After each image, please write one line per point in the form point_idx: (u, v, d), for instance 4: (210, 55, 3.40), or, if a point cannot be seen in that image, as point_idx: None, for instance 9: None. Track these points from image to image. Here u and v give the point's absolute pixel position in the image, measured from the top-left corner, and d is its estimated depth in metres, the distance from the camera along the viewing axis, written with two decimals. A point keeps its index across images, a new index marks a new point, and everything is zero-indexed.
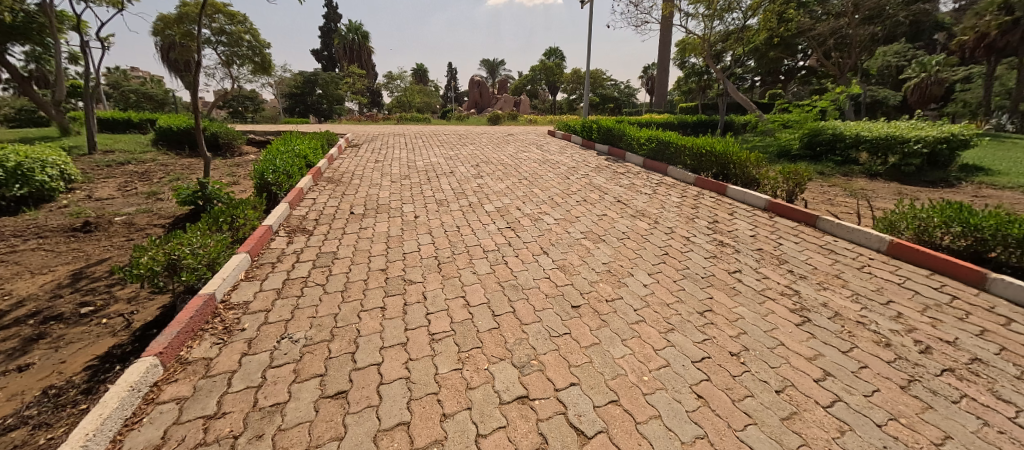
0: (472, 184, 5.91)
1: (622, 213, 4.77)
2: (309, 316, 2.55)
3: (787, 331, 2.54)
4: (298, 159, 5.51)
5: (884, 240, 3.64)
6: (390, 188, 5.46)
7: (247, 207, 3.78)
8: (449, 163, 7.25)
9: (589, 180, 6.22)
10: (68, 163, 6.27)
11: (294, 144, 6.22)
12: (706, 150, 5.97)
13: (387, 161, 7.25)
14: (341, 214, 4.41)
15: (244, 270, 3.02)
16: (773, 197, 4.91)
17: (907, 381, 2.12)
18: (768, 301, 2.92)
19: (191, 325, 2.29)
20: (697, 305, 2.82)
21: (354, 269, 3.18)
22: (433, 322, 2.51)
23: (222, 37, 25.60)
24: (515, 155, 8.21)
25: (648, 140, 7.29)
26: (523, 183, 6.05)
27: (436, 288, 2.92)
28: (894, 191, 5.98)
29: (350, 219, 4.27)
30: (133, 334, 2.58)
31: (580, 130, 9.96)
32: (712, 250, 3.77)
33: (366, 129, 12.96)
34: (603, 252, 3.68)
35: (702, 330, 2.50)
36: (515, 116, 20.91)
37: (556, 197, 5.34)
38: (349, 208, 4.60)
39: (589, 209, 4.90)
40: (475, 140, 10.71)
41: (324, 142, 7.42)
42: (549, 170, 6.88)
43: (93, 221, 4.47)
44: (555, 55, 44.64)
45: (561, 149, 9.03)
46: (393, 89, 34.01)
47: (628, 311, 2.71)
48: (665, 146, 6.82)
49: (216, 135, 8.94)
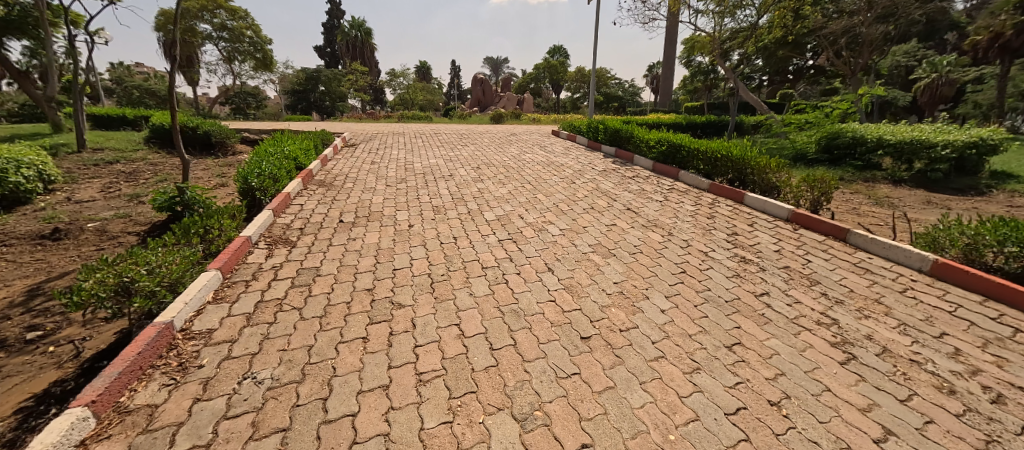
0: (472, 188, 5.58)
1: (632, 223, 4.42)
2: (279, 349, 2.21)
3: (831, 372, 2.21)
4: (287, 161, 5.19)
5: (927, 259, 3.27)
6: (385, 193, 5.13)
7: (224, 217, 3.45)
8: (448, 165, 6.93)
9: (595, 185, 5.87)
10: (48, 163, 5.97)
11: (284, 143, 5.89)
12: (722, 155, 5.57)
13: (383, 163, 6.92)
14: (329, 221, 4.08)
15: (213, 290, 2.69)
16: (796, 207, 4.54)
17: (984, 442, 1.77)
18: (804, 332, 2.58)
19: (139, 363, 1.96)
20: (724, 337, 2.48)
21: (337, 290, 2.85)
22: (422, 358, 2.17)
23: (223, 33, 25.32)
24: (517, 157, 7.87)
25: (657, 142, 6.89)
26: (526, 188, 5.72)
27: (427, 314, 2.58)
28: (923, 200, 5.60)
29: (338, 228, 3.94)
30: (79, 367, 2.25)
31: (585, 130, 9.59)
32: (734, 267, 3.42)
33: (366, 127, 12.66)
34: (614, 270, 3.33)
35: (733, 371, 2.16)
36: (518, 114, 20.56)
37: (561, 205, 5.00)
38: (339, 215, 4.28)
39: (596, 218, 4.56)
40: (477, 140, 10.38)
41: (318, 142, 7.07)
42: (553, 174, 6.55)
43: (64, 228, 4.15)
44: (559, 53, 44.17)
45: (565, 150, 8.68)
46: (396, 87, 33.67)
47: (646, 345, 2.37)
48: (677, 150, 6.42)
49: (208, 133, 8.66)
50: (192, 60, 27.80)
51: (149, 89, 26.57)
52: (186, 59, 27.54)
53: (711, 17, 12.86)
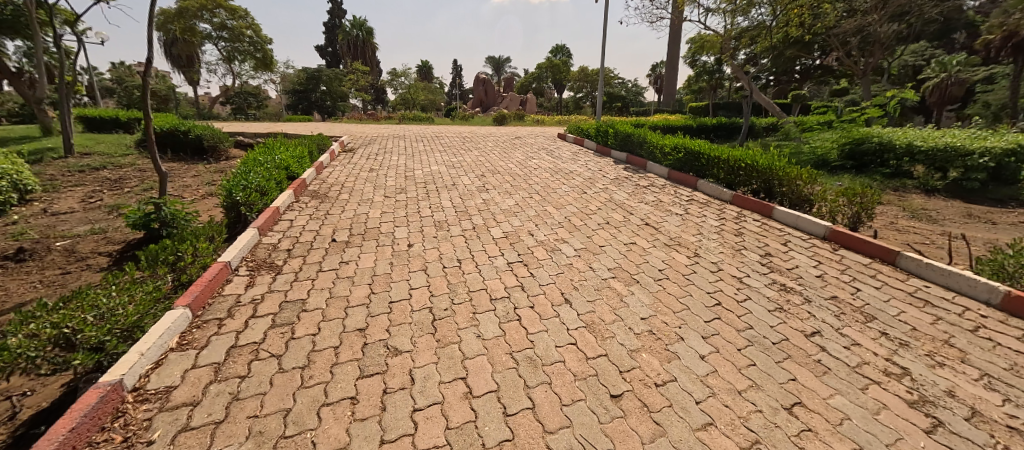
0: (476, 199, 5.20)
1: (653, 242, 4.02)
2: (249, 415, 1.82)
3: (919, 446, 1.81)
4: (277, 170, 4.80)
5: (997, 291, 2.87)
6: (382, 206, 4.74)
7: (199, 241, 3.07)
8: (451, 172, 6.54)
9: (609, 196, 5.48)
10: (25, 171, 5.60)
11: (276, 151, 5.50)
12: (747, 164, 5.14)
13: (382, 170, 6.54)
14: (321, 241, 3.70)
15: (177, 335, 2.30)
16: (833, 223, 4.13)
17: None
18: (871, 386, 2.19)
19: (69, 442, 1.56)
20: (781, 395, 2.08)
21: (324, 330, 2.46)
22: (421, 429, 1.78)
23: (223, 32, 25.01)
24: (523, 163, 7.49)
25: (673, 149, 6.46)
26: (534, 198, 5.34)
27: (428, 364, 2.19)
28: (962, 212, 5.20)
29: (331, 249, 3.55)
30: (10, 434, 1.83)
31: (594, 134, 9.19)
32: (775, 298, 3.01)
33: (366, 130, 12.30)
34: (639, 302, 2.93)
35: (801, 446, 1.77)
36: (521, 115, 20.12)
37: (573, 219, 4.60)
38: (332, 233, 3.89)
39: (613, 235, 4.15)
40: (480, 143, 10.00)
41: (314, 148, 6.68)
42: (562, 183, 6.16)
43: (29, 247, 3.77)
44: (562, 52, 43.66)
45: (573, 155, 8.29)
46: (397, 86, 33.21)
47: (690, 407, 1.98)
48: (695, 157, 5.99)
49: (201, 138, 8.36)
50: (192, 60, 27.55)
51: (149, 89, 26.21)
52: (186, 59, 27.27)
53: (723, 16, 12.41)
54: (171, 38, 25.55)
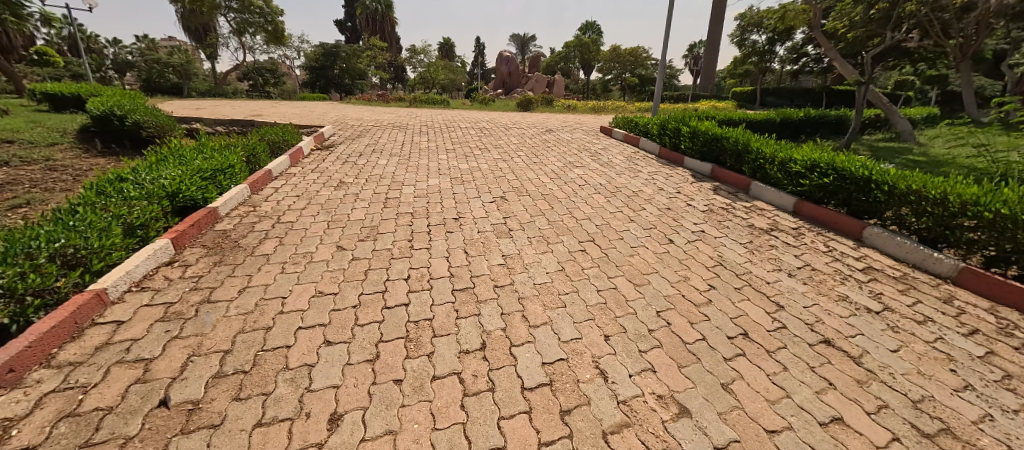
0: (493, 254, 3.07)
1: (890, 422, 1.74)
2: None
3: None
4: (147, 201, 2.75)
5: None
6: (323, 275, 2.62)
7: None
8: (457, 191, 4.41)
9: (716, 254, 3.22)
10: None
11: (174, 161, 3.44)
12: (1002, 214, 2.69)
13: (356, 185, 4.43)
14: (132, 406, 1.61)
15: None
16: None
17: None
18: None
19: None
20: None
21: None
22: None
23: (233, 2, 23.18)
24: (562, 174, 5.27)
25: (807, 167, 4.00)
26: (590, 257, 3.12)
27: None
28: None
29: (145, 445, 1.47)
30: None
31: (655, 131, 6.82)
32: None
33: (367, 116, 10.25)
34: None
35: None
36: (551, 100, 17.52)
37: (675, 320, 2.39)
38: (177, 372, 1.79)
39: (783, 390, 1.89)
40: (502, 137, 7.80)
41: (260, 148, 4.61)
42: (628, 216, 3.94)
43: None
44: (593, 30, 40.21)
45: (629, 161, 6.05)
46: (416, 64, 30.68)
47: None
48: (858, 188, 3.55)
49: (140, 124, 6.52)
50: (203, 31, 25.91)
51: (169, 63, 24.22)
52: (200, 30, 25.86)
53: None
54: (184, 8, 23.72)
